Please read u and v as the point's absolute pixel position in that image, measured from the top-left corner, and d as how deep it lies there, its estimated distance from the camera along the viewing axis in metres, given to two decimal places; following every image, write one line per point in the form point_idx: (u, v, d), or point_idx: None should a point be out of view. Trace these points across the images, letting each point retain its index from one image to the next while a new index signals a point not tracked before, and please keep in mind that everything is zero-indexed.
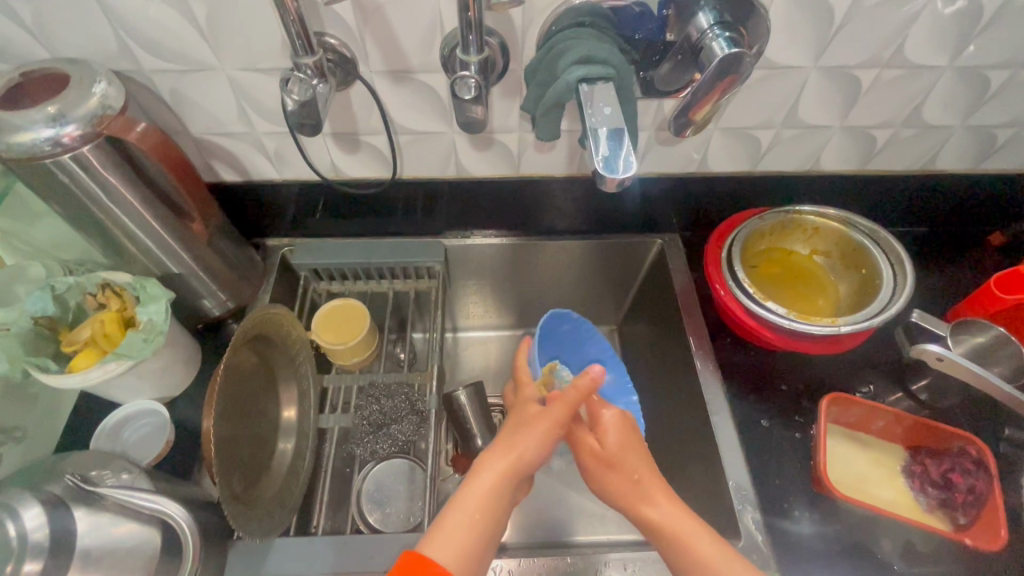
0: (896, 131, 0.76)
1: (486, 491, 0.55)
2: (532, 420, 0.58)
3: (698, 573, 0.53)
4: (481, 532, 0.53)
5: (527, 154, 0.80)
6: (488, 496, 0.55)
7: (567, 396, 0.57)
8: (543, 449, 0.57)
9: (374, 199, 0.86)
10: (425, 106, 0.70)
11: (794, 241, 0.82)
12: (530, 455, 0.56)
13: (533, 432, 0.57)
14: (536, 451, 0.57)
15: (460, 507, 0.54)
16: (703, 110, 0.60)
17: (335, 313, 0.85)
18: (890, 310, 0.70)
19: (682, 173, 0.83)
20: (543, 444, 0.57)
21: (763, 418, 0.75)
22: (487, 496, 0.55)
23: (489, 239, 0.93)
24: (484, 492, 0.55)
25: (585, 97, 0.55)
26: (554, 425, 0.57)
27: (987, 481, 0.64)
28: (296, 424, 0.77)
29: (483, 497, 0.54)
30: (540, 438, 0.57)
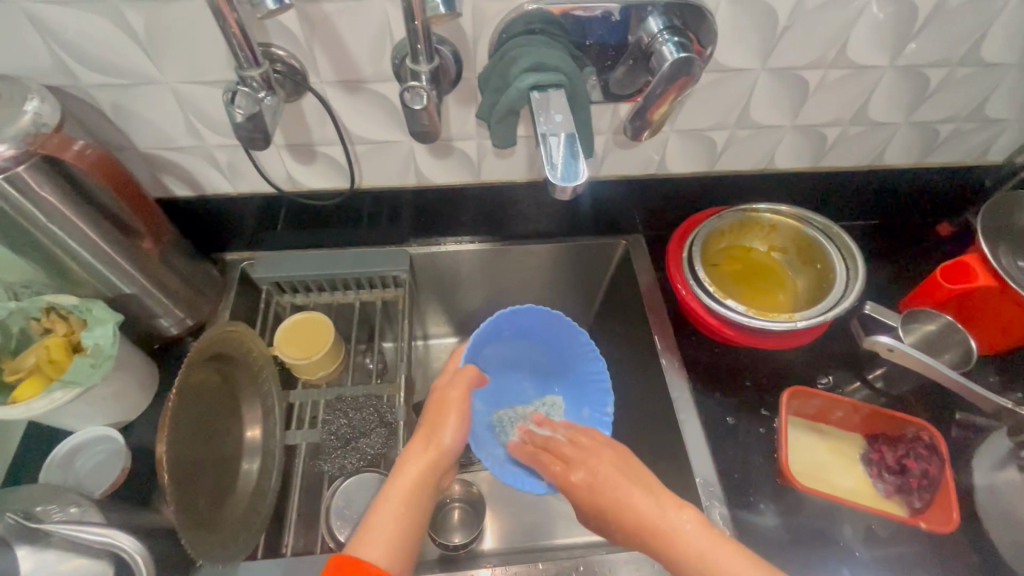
0: (845, 128, 0.78)
1: (408, 481, 0.57)
2: (441, 409, 0.61)
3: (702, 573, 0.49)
4: (408, 523, 0.55)
5: (487, 161, 0.79)
6: (407, 490, 0.57)
7: (454, 384, 0.62)
8: (454, 438, 0.60)
9: (334, 209, 0.84)
10: (380, 115, 0.69)
11: (753, 239, 0.84)
12: (444, 442, 0.59)
13: (446, 419, 0.60)
14: (449, 439, 0.59)
15: (387, 502, 0.56)
16: (659, 112, 0.61)
17: (298, 327, 0.84)
18: (844, 304, 0.72)
19: (642, 175, 0.84)
20: (456, 430, 0.60)
21: (729, 415, 0.76)
22: (409, 491, 0.57)
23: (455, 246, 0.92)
24: (404, 483, 0.57)
25: (537, 104, 0.55)
26: (462, 407, 0.61)
27: (940, 465, 0.66)
28: (261, 443, 0.75)
29: (407, 488, 0.57)
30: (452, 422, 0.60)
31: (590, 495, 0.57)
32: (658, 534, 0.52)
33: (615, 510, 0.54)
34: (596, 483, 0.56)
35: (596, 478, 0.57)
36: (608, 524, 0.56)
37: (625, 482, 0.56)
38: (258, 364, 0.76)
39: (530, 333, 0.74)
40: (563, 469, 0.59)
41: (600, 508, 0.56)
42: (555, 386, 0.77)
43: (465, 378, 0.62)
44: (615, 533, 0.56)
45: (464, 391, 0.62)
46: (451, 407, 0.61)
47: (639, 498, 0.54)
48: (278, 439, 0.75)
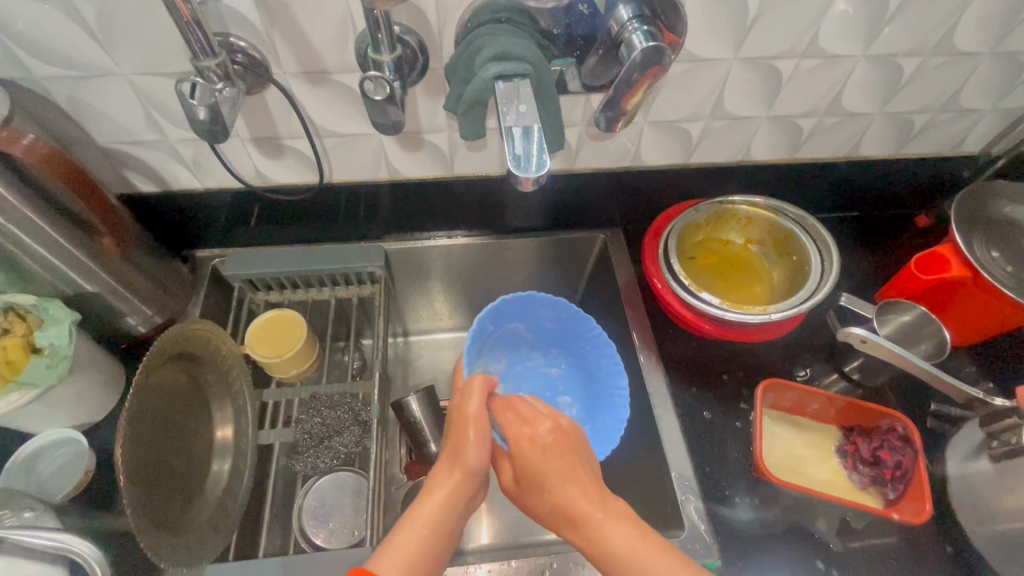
0: (820, 119, 0.78)
1: (434, 503, 0.54)
2: (457, 424, 0.57)
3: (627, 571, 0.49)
4: (428, 543, 0.53)
5: (460, 154, 0.78)
6: (431, 513, 0.54)
7: (469, 399, 0.57)
8: (481, 458, 0.56)
9: (306, 204, 0.83)
10: (348, 108, 0.68)
11: (730, 231, 0.83)
12: (469, 463, 0.55)
13: (468, 438, 0.56)
14: (475, 460, 0.56)
15: (409, 526, 0.53)
16: (634, 100, 0.60)
17: (271, 325, 0.83)
18: (818, 296, 0.71)
19: (618, 167, 0.83)
20: (481, 449, 0.56)
21: (706, 410, 0.76)
22: (435, 514, 0.54)
23: (432, 241, 0.91)
24: (430, 506, 0.54)
25: (503, 94, 0.54)
26: (482, 423, 0.57)
27: (913, 456, 0.66)
28: (232, 443, 0.74)
29: (431, 510, 0.54)
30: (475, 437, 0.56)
31: (533, 458, 0.55)
32: (588, 531, 0.51)
33: (552, 485, 0.54)
34: (547, 450, 0.55)
35: (545, 446, 0.56)
36: (537, 495, 0.55)
37: (567, 461, 0.55)
38: (227, 363, 0.74)
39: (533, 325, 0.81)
40: (523, 427, 0.57)
41: (536, 476, 0.55)
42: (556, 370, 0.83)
43: (478, 389, 0.58)
44: (540, 505, 0.55)
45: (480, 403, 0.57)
46: (471, 422, 0.56)
47: (579, 484, 0.53)
48: (250, 439, 0.74)
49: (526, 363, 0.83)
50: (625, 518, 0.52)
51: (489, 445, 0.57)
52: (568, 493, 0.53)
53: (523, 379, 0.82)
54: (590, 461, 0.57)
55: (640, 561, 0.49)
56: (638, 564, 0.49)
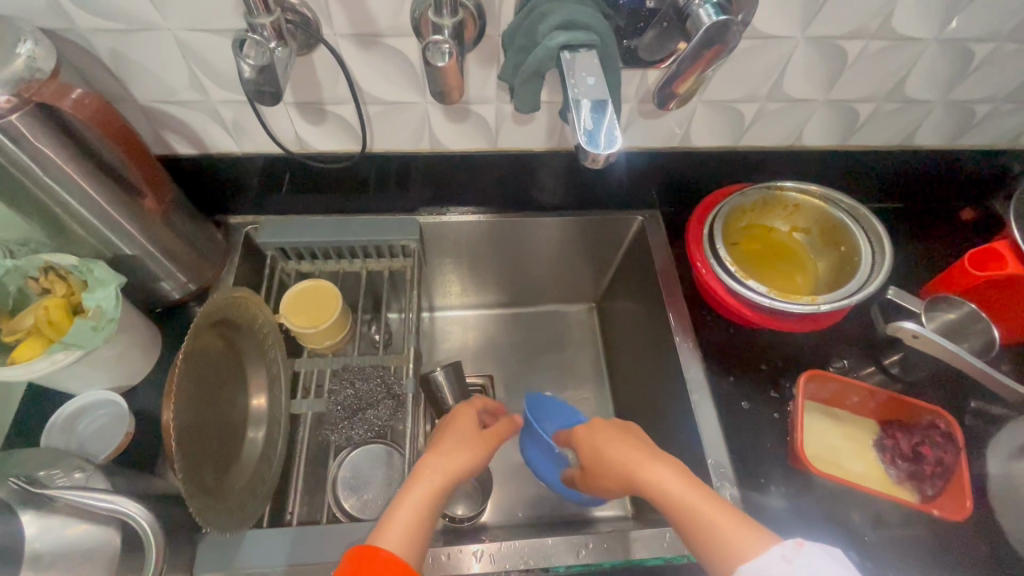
0: (879, 105, 0.75)
1: (432, 482, 0.56)
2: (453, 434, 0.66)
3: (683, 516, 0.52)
4: (424, 523, 0.53)
5: (505, 127, 0.76)
6: (430, 492, 0.56)
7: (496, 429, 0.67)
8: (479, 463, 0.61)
9: (343, 173, 0.81)
10: (396, 73, 0.65)
11: (775, 218, 0.81)
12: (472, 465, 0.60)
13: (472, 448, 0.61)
14: (474, 461, 0.60)
15: (410, 499, 0.54)
16: (686, 84, 0.56)
17: (306, 295, 0.82)
18: (867, 287, 0.69)
19: (664, 148, 0.81)
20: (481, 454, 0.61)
21: (744, 400, 0.76)
22: (433, 493, 0.56)
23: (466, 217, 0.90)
24: (428, 482, 0.56)
25: (566, 65, 0.52)
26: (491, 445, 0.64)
27: (955, 453, 0.65)
28: (267, 412, 0.74)
29: (429, 487, 0.56)
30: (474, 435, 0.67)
31: (594, 440, 0.63)
32: (643, 474, 0.57)
33: (608, 457, 0.60)
34: (594, 429, 0.65)
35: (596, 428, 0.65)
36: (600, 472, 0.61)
37: (622, 438, 0.61)
38: (263, 330, 0.74)
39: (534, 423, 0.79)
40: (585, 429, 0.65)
41: (595, 456, 0.62)
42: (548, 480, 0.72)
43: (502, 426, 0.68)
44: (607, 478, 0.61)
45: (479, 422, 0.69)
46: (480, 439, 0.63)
47: (629, 446, 0.60)
48: (284, 407, 0.74)
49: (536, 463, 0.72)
50: (676, 472, 0.56)
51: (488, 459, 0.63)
52: (623, 453, 0.59)
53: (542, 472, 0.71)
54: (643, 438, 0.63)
55: (698, 510, 0.52)
56: (697, 512, 0.52)
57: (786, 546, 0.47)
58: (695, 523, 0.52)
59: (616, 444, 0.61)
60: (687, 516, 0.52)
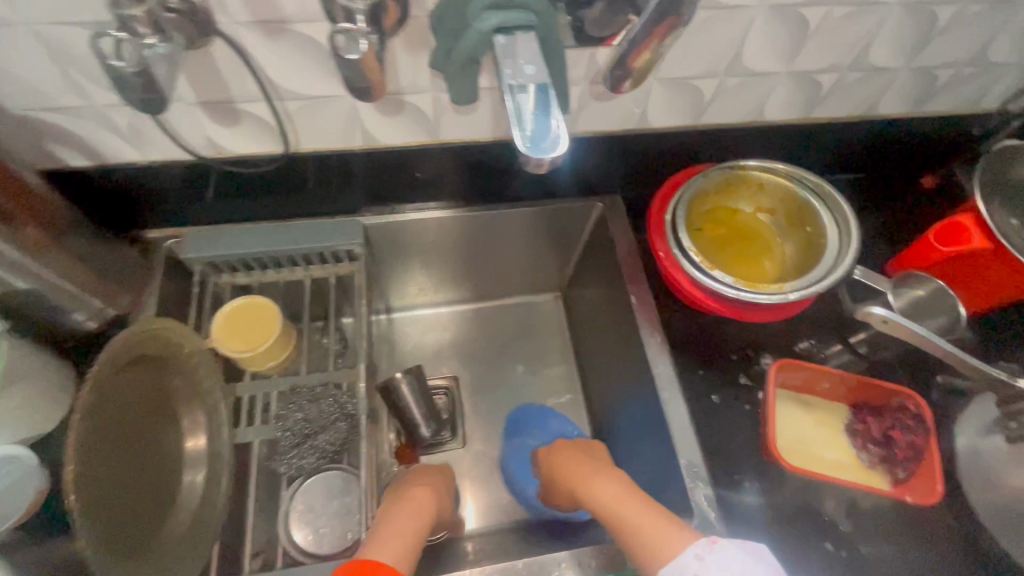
0: (842, 75, 0.71)
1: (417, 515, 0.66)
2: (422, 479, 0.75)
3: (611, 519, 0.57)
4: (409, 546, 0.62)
5: (445, 118, 0.69)
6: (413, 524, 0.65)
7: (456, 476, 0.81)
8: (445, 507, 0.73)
9: (271, 176, 0.72)
10: (311, 65, 0.57)
11: (739, 199, 0.77)
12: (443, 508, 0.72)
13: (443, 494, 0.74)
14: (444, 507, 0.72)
15: (403, 528, 0.63)
16: (642, 57, 0.50)
17: (241, 314, 0.74)
18: (835, 272, 0.67)
19: (621, 130, 0.76)
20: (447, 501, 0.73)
21: (714, 394, 0.73)
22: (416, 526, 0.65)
23: (425, 212, 0.84)
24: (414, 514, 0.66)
25: (501, 51, 0.45)
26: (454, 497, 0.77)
27: (925, 435, 0.64)
28: (205, 450, 0.67)
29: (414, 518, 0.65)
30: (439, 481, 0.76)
31: (551, 455, 0.71)
32: (583, 486, 0.63)
33: (560, 471, 0.67)
34: (550, 447, 0.73)
35: (553, 446, 0.73)
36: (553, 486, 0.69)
37: (570, 454, 0.68)
38: (193, 359, 0.67)
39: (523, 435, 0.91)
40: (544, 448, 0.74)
41: (550, 470, 0.70)
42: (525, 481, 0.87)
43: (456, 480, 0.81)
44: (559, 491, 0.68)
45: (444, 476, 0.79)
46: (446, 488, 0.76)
47: (579, 461, 0.66)
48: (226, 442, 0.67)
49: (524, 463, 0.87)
50: (616, 480, 0.61)
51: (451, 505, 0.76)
52: (571, 467, 0.66)
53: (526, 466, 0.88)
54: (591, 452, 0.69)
55: (625, 514, 0.56)
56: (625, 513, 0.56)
57: (698, 543, 0.51)
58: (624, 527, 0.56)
59: (567, 459, 0.68)
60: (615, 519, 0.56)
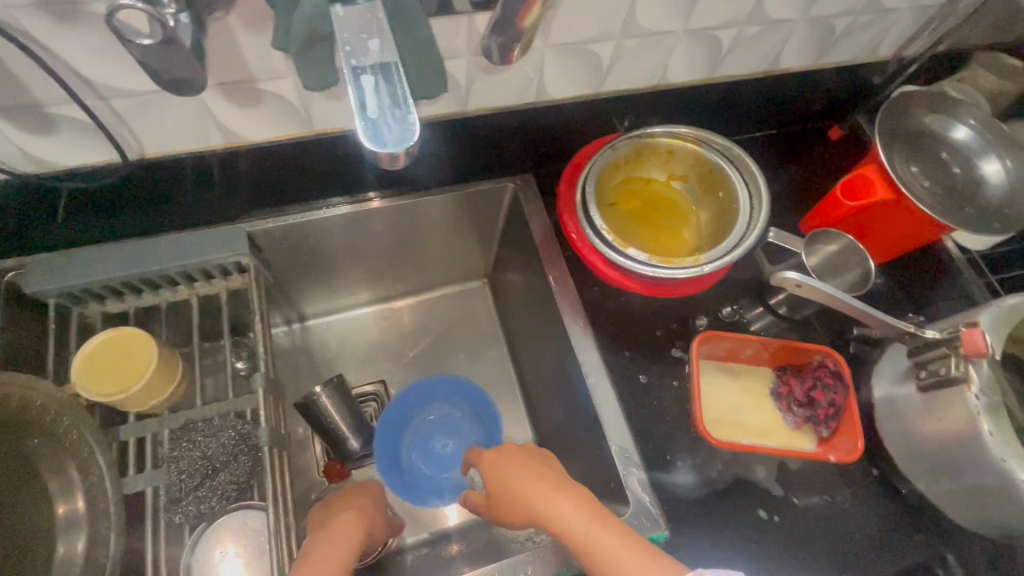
0: (740, 30, 0.68)
1: (344, 534, 0.62)
2: (344, 506, 0.68)
3: (591, 556, 0.52)
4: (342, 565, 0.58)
5: (317, 105, 0.61)
6: (342, 542, 0.61)
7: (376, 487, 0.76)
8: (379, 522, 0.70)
9: (125, 186, 0.64)
10: (122, 55, 0.49)
11: (650, 168, 0.74)
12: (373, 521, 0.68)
13: (371, 506, 0.71)
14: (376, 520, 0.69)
15: (330, 544, 0.60)
16: (531, 15, 0.44)
17: (109, 350, 0.65)
18: (748, 238, 0.65)
19: (520, 104, 0.70)
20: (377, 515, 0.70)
21: (641, 374, 0.71)
22: (344, 546, 0.61)
23: (361, 206, 0.78)
24: (340, 532, 0.63)
25: (341, 27, 0.38)
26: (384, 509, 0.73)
27: (844, 391, 0.65)
28: (83, 512, 0.58)
29: (341, 537, 0.62)
30: (362, 503, 0.70)
31: (506, 471, 0.62)
32: (546, 508, 0.56)
33: (515, 490, 0.59)
34: (502, 454, 0.64)
35: (505, 453, 0.64)
36: (503, 506, 0.60)
37: (525, 470, 0.60)
38: (48, 411, 0.58)
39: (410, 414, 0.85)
40: (490, 457, 0.65)
41: (503, 486, 0.60)
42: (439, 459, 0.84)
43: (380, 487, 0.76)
44: (516, 513, 0.59)
45: (366, 494, 0.72)
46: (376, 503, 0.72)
47: (537, 480, 0.59)
48: (107, 497, 0.58)
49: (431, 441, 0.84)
50: (585, 507, 0.55)
51: (384, 519, 0.73)
52: (530, 490, 0.58)
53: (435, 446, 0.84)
54: (544, 463, 0.62)
55: (603, 548, 0.51)
56: (605, 551, 0.51)
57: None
58: (605, 565, 0.51)
59: (524, 478, 0.59)
60: (594, 555, 0.51)
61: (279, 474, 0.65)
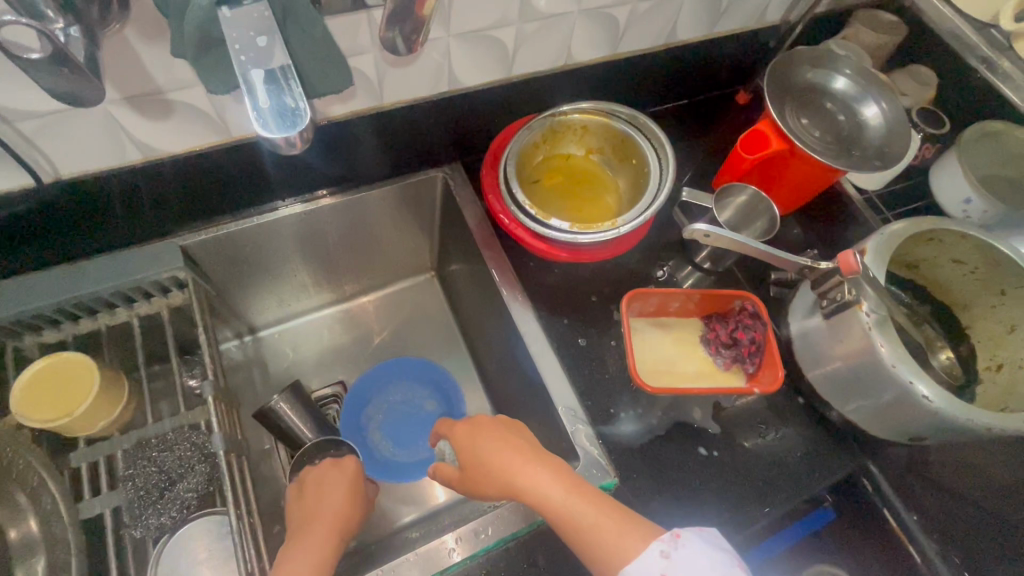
0: (632, 7, 0.72)
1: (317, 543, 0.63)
2: (317, 512, 0.66)
3: (566, 528, 0.54)
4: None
5: (232, 112, 0.62)
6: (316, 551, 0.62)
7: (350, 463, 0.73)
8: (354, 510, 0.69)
9: (45, 211, 0.64)
10: (22, 78, 0.49)
11: (568, 144, 0.78)
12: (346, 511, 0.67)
13: (344, 492, 0.69)
14: (350, 510, 0.68)
15: (301, 556, 0.60)
16: (428, 5, 0.46)
17: (50, 377, 0.64)
18: (660, 198, 0.70)
19: (435, 95, 0.73)
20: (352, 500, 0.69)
21: (581, 337, 0.75)
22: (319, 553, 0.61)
23: (314, 203, 0.80)
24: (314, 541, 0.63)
25: (229, 25, 0.40)
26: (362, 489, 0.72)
27: (763, 328, 0.71)
28: (40, 535, 0.59)
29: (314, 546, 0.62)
30: (336, 501, 0.68)
31: (479, 446, 0.62)
32: (521, 480, 0.58)
33: (490, 462, 0.60)
34: (476, 428, 0.65)
35: (479, 426, 0.65)
36: (478, 477, 0.61)
37: (499, 443, 0.62)
38: None
39: (366, 411, 0.89)
40: (464, 432, 0.65)
41: (478, 460, 0.62)
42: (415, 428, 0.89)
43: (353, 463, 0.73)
44: (491, 486, 0.60)
45: (341, 485, 0.70)
46: (353, 486, 0.71)
47: (511, 452, 0.60)
48: (66, 522, 0.60)
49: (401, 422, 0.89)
50: (558, 477, 0.58)
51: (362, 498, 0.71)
52: (504, 463, 0.60)
53: (404, 425, 0.89)
54: (517, 433, 0.63)
55: (577, 517, 0.54)
56: (579, 521, 0.54)
57: (664, 539, 0.51)
58: (579, 536, 0.54)
59: (498, 451, 0.61)
60: (569, 526, 0.54)
61: (239, 477, 0.66)
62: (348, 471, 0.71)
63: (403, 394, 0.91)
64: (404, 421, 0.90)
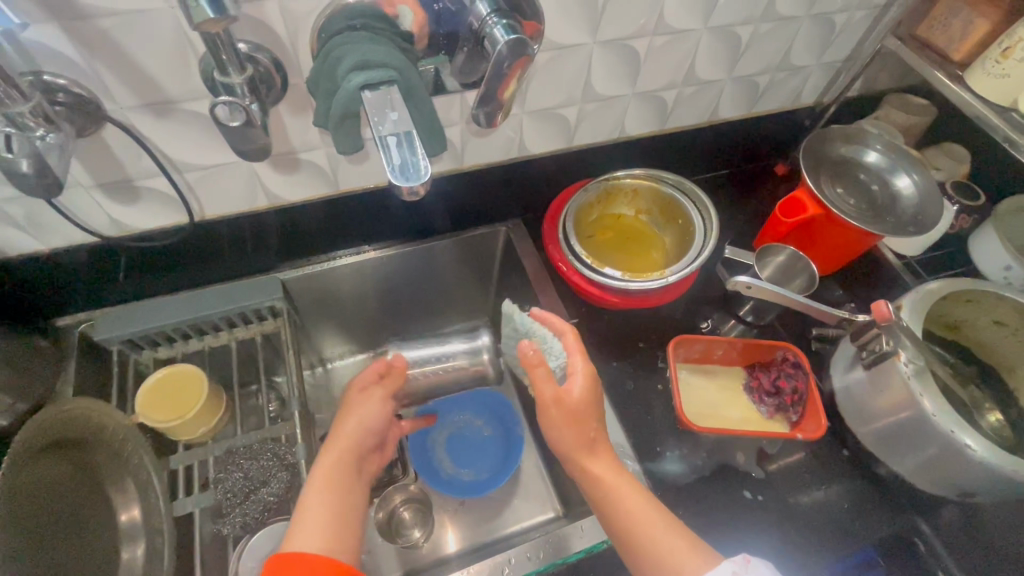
0: (679, 90, 0.84)
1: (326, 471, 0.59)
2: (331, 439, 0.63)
3: (618, 513, 0.57)
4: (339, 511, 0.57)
5: (342, 169, 0.76)
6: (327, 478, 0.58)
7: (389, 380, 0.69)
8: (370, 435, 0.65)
9: (182, 245, 0.77)
10: (200, 136, 0.64)
11: (620, 205, 0.88)
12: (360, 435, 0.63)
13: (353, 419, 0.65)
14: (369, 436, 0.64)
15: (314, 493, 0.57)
16: (508, 89, 0.55)
17: (166, 384, 0.75)
18: (704, 253, 0.77)
19: (505, 159, 0.85)
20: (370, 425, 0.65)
21: (628, 379, 0.81)
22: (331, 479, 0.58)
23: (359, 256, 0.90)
24: (325, 470, 0.59)
25: (371, 104, 0.52)
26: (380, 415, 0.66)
27: (804, 378, 0.74)
28: (143, 523, 0.67)
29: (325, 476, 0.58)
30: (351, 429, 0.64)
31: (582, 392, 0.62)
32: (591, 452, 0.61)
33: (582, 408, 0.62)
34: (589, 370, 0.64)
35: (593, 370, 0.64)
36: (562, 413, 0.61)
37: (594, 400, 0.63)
38: (116, 438, 0.67)
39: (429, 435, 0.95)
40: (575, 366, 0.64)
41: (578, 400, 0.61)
42: (476, 451, 0.95)
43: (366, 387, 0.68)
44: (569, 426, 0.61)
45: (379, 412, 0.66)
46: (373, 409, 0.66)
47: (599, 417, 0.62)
48: (161, 516, 0.67)
49: (462, 445, 0.96)
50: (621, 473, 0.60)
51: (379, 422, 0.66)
52: (589, 422, 0.61)
53: (465, 447, 0.96)
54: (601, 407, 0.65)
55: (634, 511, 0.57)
56: (631, 516, 0.57)
57: (737, 561, 0.52)
58: (628, 526, 0.56)
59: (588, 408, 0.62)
60: (625, 523, 0.56)
61: None
62: (389, 392, 0.68)
63: (461, 419, 0.98)
64: (465, 443, 0.96)
